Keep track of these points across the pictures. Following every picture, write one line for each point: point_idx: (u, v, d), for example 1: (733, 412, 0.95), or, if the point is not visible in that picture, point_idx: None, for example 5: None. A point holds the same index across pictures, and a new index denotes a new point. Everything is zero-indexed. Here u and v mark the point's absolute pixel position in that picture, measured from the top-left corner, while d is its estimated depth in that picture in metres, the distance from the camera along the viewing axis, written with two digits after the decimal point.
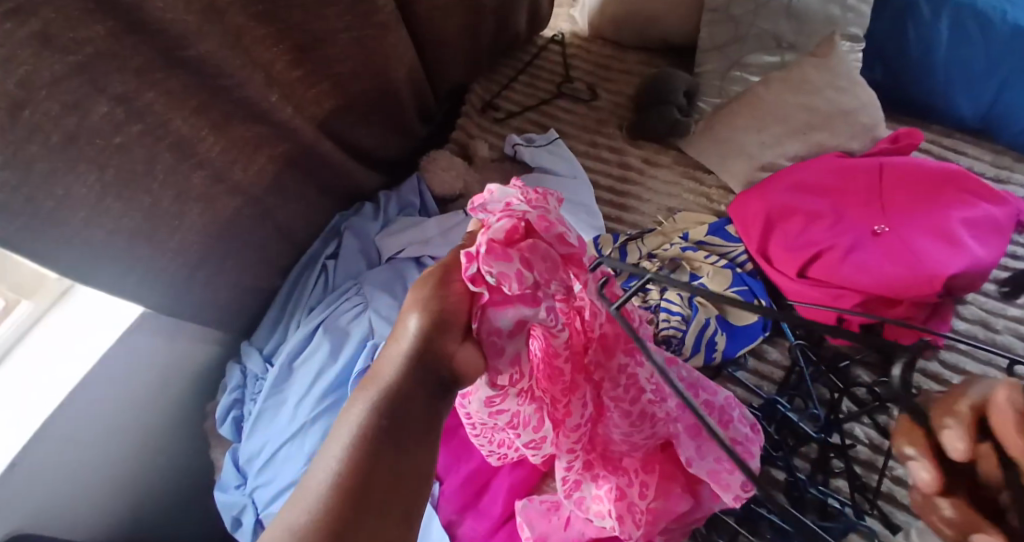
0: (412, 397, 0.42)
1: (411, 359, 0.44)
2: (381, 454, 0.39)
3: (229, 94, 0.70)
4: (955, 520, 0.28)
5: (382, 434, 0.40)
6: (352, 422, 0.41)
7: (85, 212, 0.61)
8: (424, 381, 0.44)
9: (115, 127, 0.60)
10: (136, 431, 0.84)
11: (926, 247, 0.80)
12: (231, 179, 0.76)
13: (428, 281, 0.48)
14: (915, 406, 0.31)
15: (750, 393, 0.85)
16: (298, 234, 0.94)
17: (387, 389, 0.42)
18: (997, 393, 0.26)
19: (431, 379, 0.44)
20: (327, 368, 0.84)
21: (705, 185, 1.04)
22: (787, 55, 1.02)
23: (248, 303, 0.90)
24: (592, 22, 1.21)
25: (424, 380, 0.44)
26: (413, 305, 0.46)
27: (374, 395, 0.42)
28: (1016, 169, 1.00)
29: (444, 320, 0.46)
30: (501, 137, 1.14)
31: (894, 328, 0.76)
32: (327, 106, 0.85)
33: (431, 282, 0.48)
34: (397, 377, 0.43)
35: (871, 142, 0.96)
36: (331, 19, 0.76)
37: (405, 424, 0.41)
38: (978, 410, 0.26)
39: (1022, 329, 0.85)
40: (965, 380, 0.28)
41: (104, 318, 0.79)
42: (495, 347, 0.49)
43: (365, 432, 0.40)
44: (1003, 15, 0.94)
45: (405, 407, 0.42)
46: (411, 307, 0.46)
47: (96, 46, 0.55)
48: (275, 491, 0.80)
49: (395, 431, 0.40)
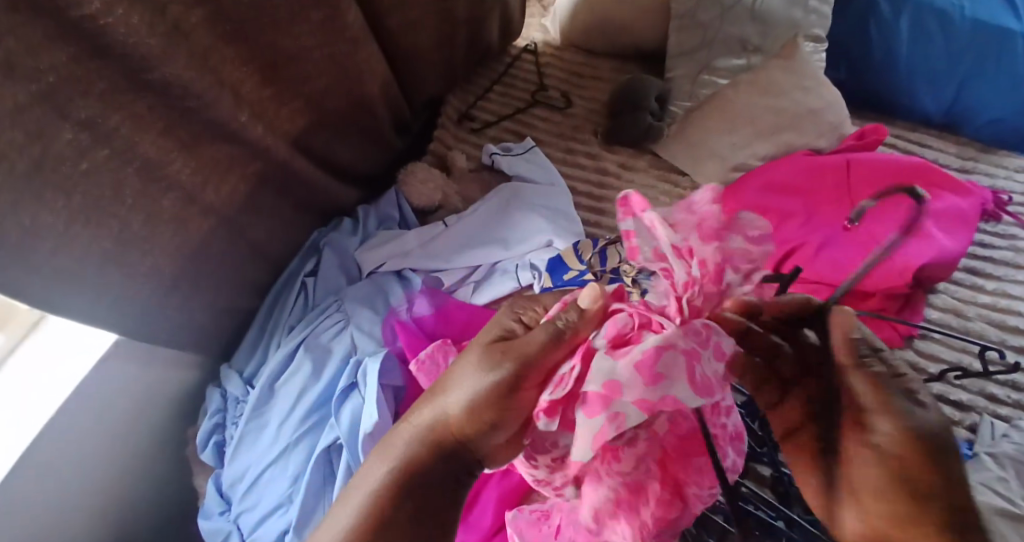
0: (431, 468, 0.47)
1: (437, 442, 0.48)
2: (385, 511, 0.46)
3: (198, 115, 0.69)
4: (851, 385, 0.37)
5: (392, 510, 0.46)
6: (369, 486, 0.47)
7: (52, 240, 0.60)
8: (450, 461, 0.48)
9: (81, 153, 0.59)
10: (112, 464, 0.81)
11: (895, 239, 0.82)
12: (203, 200, 0.75)
13: (501, 366, 0.45)
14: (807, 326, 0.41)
15: None
16: (276, 253, 0.93)
17: (404, 465, 0.48)
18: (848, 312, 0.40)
19: (453, 462, 0.48)
20: (310, 387, 0.83)
21: (681, 186, 1.05)
22: (754, 58, 1.05)
23: (225, 325, 0.89)
24: (563, 31, 1.23)
25: (447, 462, 0.48)
26: (469, 388, 0.46)
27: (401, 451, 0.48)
28: (980, 160, 1.03)
29: (494, 420, 0.45)
30: (478, 147, 1.14)
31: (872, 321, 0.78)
32: (300, 123, 0.84)
33: (500, 371, 0.45)
34: (420, 452, 0.48)
35: (838, 141, 0.99)
36: (301, 36, 0.76)
37: (410, 500, 0.47)
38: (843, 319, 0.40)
39: (992, 316, 0.88)
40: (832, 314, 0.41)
41: (76, 347, 0.76)
42: (541, 442, 0.47)
43: (374, 501, 0.46)
44: (960, 11, 0.99)
45: (417, 489, 0.47)
46: (466, 387, 0.46)
47: (57, 72, 0.54)
48: (261, 515, 0.79)
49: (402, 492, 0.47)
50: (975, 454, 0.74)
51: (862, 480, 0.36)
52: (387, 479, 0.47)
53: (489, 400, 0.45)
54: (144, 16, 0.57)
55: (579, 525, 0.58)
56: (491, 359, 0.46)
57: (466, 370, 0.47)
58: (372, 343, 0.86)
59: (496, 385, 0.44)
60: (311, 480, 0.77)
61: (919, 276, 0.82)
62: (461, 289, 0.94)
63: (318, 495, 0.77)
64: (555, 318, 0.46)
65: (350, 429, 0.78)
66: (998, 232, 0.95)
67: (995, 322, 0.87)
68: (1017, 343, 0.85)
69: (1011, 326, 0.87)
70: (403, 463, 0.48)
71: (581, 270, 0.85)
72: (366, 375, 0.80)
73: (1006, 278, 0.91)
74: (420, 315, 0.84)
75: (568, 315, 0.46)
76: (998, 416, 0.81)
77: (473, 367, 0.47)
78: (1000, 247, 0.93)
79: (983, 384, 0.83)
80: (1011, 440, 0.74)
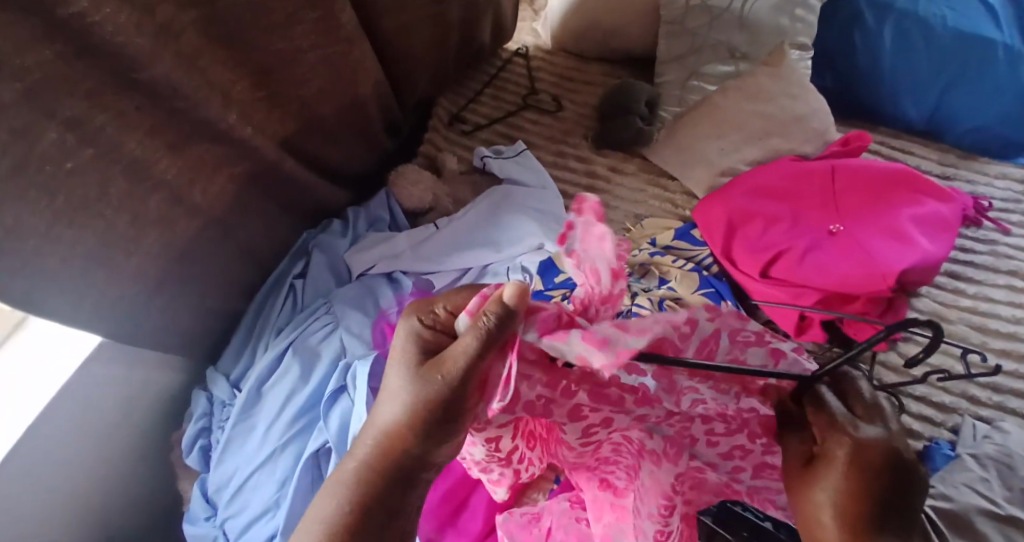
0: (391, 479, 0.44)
1: (388, 457, 0.44)
2: (363, 513, 0.44)
3: (187, 115, 0.68)
4: (829, 444, 0.39)
5: (365, 508, 0.44)
6: (336, 499, 0.45)
7: (36, 240, 0.59)
8: (402, 476, 0.45)
9: (66, 152, 0.58)
10: (94, 469, 0.80)
11: (877, 244, 0.84)
12: (190, 201, 0.74)
13: (430, 373, 0.42)
14: (812, 399, 0.42)
15: None
16: (264, 254, 0.92)
17: (357, 495, 0.44)
18: (816, 395, 0.42)
19: (413, 475, 0.45)
20: (297, 391, 0.83)
21: (670, 191, 1.06)
22: (741, 65, 1.06)
23: (212, 328, 0.88)
24: (554, 36, 1.24)
25: (404, 479, 0.45)
26: (405, 398, 0.43)
27: (355, 475, 0.45)
28: (961, 166, 1.05)
29: (435, 426, 0.43)
30: (469, 149, 1.14)
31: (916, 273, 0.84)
32: (291, 126, 0.84)
33: (429, 379, 0.42)
34: (367, 471, 0.45)
35: (822, 146, 1.01)
36: (296, 39, 0.76)
37: (379, 519, 0.44)
38: (816, 404, 0.41)
39: (973, 318, 0.90)
40: (830, 404, 0.41)
41: (58, 350, 0.75)
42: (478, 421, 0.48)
43: (338, 527, 0.44)
44: (943, 21, 1.01)
45: (382, 497, 0.45)
46: (397, 399, 0.44)
47: (44, 70, 0.53)
48: (246, 521, 0.78)
49: (372, 497, 0.44)
50: (959, 455, 0.75)
51: (810, 511, 0.40)
52: (355, 492, 0.45)
53: (423, 405, 0.43)
54: (132, 15, 0.57)
55: (571, 528, 0.61)
56: (412, 367, 0.44)
57: (390, 386, 0.45)
58: (362, 346, 0.85)
59: (424, 387, 0.43)
60: (298, 485, 0.76)
61: (904, 280, 0.84)
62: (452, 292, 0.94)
63: (306, 499, 0.77)
64: (478, 319, 0.41)
65: (339, 433, 0.78)
66: (978, 237, 0.97)
67: (976, 325, 0.89)
68: (997, 346, 0.87)
69: (992, 330, 0.88)
70: (361, 485, 0.45)
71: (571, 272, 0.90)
72: (355, 378, 0.80)
73: (986, 282, 0.93)
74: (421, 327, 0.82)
75: (489, 317, 0.40)
76: (980, 418, 0.82)
77: (399, 373, 0.45)
78: (980, 252, 0.96)
79: (965, 386, 0.84)
80: (992, 441, 0.75)
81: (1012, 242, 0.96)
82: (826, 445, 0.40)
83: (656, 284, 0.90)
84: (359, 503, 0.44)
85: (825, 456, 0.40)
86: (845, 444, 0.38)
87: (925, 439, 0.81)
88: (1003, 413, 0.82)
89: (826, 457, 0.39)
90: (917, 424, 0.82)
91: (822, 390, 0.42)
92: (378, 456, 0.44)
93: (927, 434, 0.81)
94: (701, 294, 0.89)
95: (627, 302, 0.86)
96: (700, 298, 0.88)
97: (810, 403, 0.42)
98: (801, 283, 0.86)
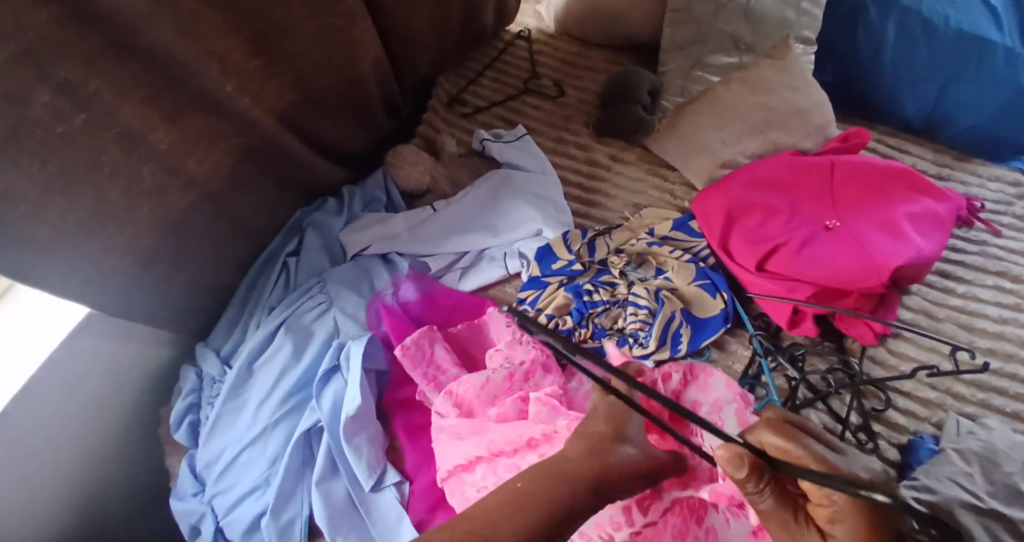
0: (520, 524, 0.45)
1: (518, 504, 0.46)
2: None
3: (183, 83, 0.67)
4: (840, 503, 0.40)
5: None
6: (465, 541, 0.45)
7: (27, 206, 0.58)
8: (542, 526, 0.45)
9: (59, 117, 0.57)
10: (81, 442, 0.79)
11: (874, 240, 0.85)
12: (184, 172, 0.73)
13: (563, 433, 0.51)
14: (784, 456, 0.41)
15: (750, 362, 0.87)
16: (258, 230, 0.91)
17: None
18: (789, 446, 0.41)
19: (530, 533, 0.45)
20: (289, 369, 0.82)
21: (669, 181, 1.06)
22: (746, 57, 1.04)
23: (203, 305, 0.87)
24: (558, 19, 1.22)
25: (587, 501, 0.47)
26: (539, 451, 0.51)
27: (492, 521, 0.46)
28: (956, 167, 1.06)
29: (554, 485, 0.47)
30: (468, 132, 1.13)
31: (907, 271, 0.85)
32: (287, 98, 0.82)
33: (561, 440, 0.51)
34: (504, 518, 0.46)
35: (822, 142, 1.01)
36: (292, 8, 0.74)
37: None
38: (784, 453, 0.42)
39: (963, 318, 0.91)
40: (804, 447, 0.41)
41: (47, 320, 0.74)
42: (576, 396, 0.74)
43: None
44: (946, 20, 1.00)
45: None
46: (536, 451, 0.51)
47: (38, 30, 0.52)
48: (234, 498, 0.77)
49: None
50: (942, 450, 0.76)
51: None
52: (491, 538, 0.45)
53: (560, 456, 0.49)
54: None
55: None
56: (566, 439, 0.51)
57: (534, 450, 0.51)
58: (356, 326, 0.85)
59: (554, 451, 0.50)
60: (290, 462, 0.76)
61: (896, 277, 0.85)
62: (447, 276, 0.95)
63: (297, 476, 0.77)
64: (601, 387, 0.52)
65: (331, 412, 0.78)
66: (970, 237, 0.98)
67: (964, 325, 0.90)
68: (984, 345, 0.88)
69: (980, 328, 0.90)
70: (523, 510, 0.45)
71: (570, 259, 0.91)
72: (349, 358, 0.80)
73: (975, 282, 0.94)
74: (506, 367, 0.76)
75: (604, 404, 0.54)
76: (964, 414, 0.83)
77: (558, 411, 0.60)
78: (971, 253, 0.97)
79: (950, 383, 0.86)
80: (977, 437, 0.77)
81: (1002, 244, 0.97)
82: (834, 508, 0.41)
83: (653, 275, 0.92)
84: (542, 521, 0.45)
85: (834, 521, 0.41)
86: (859, 505, 0.39)
87: (909, 434, 0.82)
88: (987, 410, 0.83)
89: (845, 522, 0.40)
90: (902, 418, 0.83)
91: (795, 440, 0.42)
92: (556, 476, 0.48)
93: (912, 428, 0.83)
94: (698, 285, 0.90)
95: (624, 291, 0.89)
96: (694, 290, 0.89)
97: (784, 456, 0.42)
98: (795, 276, 0.87)
